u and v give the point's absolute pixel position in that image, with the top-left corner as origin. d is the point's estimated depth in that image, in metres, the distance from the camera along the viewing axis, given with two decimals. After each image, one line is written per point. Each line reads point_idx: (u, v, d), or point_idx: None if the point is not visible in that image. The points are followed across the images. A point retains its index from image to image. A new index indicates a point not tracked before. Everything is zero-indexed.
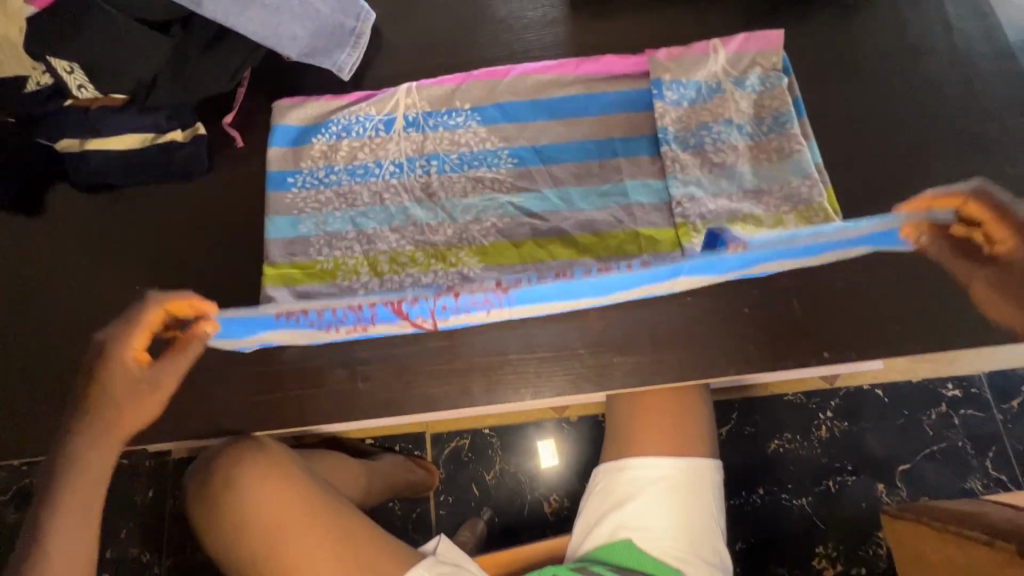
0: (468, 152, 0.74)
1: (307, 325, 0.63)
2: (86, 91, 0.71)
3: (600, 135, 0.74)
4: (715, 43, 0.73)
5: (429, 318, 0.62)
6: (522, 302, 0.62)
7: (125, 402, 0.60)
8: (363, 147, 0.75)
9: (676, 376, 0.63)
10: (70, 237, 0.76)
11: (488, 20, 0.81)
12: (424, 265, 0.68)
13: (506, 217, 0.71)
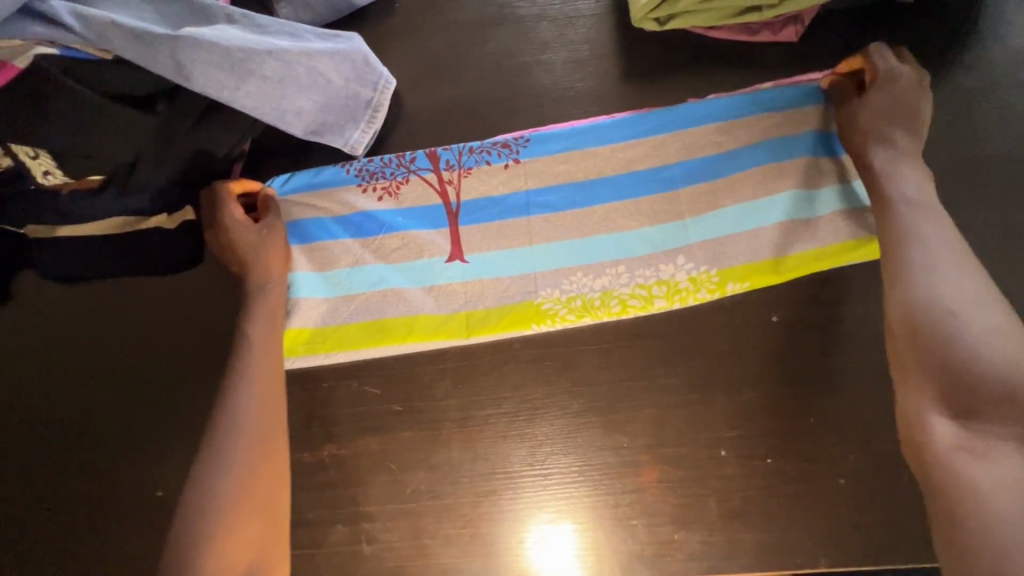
0: (490, 199, 0.65)
1: (338, 177, 0.67)
2: (53, 177, 0.61)
3: (648, 223, 0.62)
4: (763, 82, 0.66)
5: (459, 166, 0.66)
6: (542, 156, 0.65)
7: (258, 245, 0.61)
8: (367, 191, 0.67)
9: (751, 562, 0.51)
10: (39, 336, 0.66)
11: (525, 91, 0.69)
12: (438, 339, 0.60)
13: (537, 301, 0.61)
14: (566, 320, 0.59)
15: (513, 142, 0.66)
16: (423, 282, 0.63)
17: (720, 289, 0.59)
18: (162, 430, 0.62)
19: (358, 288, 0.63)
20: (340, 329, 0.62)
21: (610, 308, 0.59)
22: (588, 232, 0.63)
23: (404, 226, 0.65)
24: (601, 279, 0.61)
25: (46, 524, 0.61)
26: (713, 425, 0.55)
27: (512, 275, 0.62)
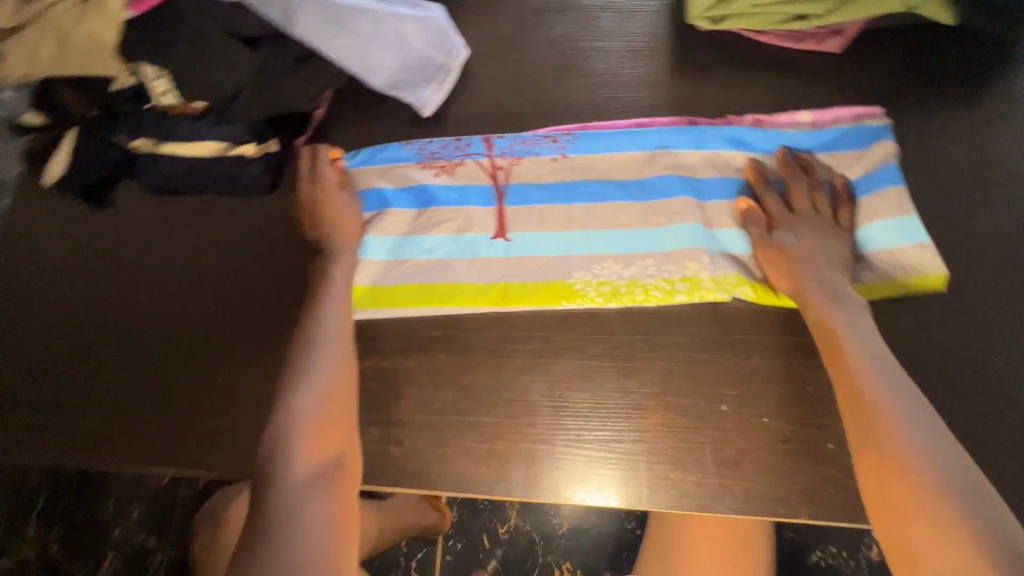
0: (534, 185, 0.71)
1: (399, 155, 0.74)
2: (166, 100, 0.72)
3: (675, 221, 0.67)
4: (799, 112, 0.70)
5: (511, 156, 0.73)
6: (585, 154, 0.72)
7: (340, 213, 0.69)
8: (424, 168, 0.73)
9: (739, 506, 0.56)
10: (138, 237, 0.77)
11: (583, 73, 0.76)
12: (477, 304, 0.65)
13: (571, 279, 0.65)
14: (594, 302, 0.64)
15: (563, 138, 0.73)
16: (467, 254, 0.68)
17: (736, 291, 0.63)
18: (233, 328, 0.72)
19: (409, 255, 0.69)
20: (391, 288, 0.68)
21: (635, 295, 0.64)
22: (619, 224, 0.67)
23: (455, 202, 0.71)
24: (630, 268, 0.65)
25: (127, 396, 0.71)
26: (718, 383, 0.60)
27: (549, 254, 0.67)
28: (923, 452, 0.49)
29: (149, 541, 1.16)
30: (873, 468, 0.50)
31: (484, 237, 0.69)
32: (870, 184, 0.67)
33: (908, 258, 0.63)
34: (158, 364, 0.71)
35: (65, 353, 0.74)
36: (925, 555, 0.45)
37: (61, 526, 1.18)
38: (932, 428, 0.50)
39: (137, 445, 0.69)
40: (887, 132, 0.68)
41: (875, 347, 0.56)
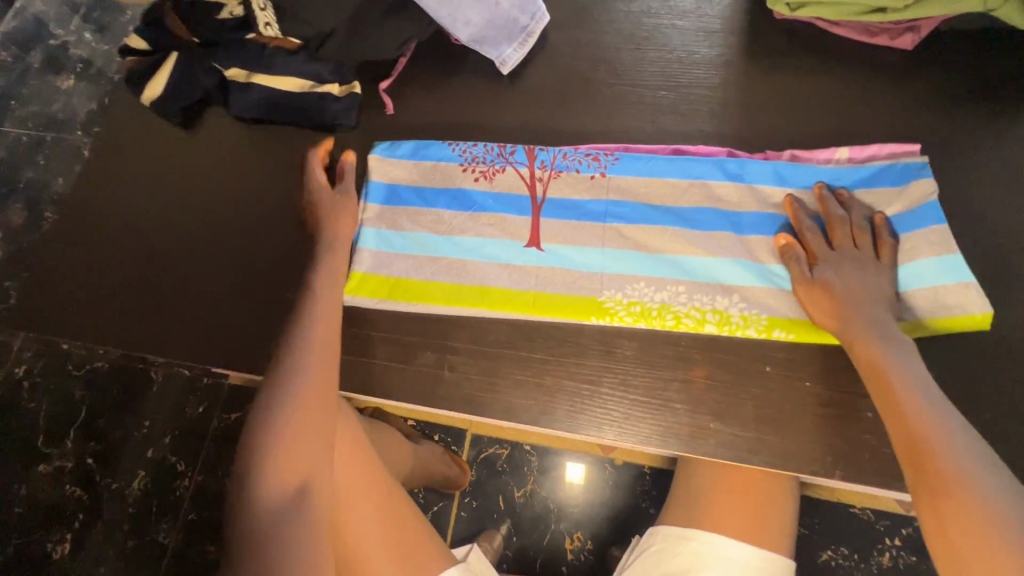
0: (572, 199, 0.71)
1: (440, 156, 0.75)
2: (269, 30, 0.75)
3: (713, 254, 0.66)
4: (839, 150, 0.68)
5: (549, 168, 0.72)
6: (622, 174, 0.70)
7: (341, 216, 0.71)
8: (465, 172, 0.74)
9: (774, 461, 0.58)
10: (222, 161, 0.82)
11: (658, 49, 0.79)
12: (514, 306, 0.67)
13: (602, 295, 0.66)
14: (624, 321, 0.64)
15: (602, 158, 0.71)
16: (499, 258, 0.69)
17: (767, 332, 0.62)
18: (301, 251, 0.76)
19: (447, 253, 0.70)
20: (423, 283, 0.69)
21: (665, 320, 0.64)
22: (652, 248, 0.67)
23: (493, 209, 0.72)
24: (662, 292, 0.65)
25: (199, 304, 0.76)
26: (764, 346, 0.62)
27: (581, 269, 0.67)
28: (978, 471, 0.46)
29: (180, 464, 1.22)
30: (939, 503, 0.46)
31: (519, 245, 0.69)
32: (912, 222, 0.63)
33: (952, 296, 0.59)
34: (229, 278, 0.76)
35: (146, 260, 0.79)
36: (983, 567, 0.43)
37: (98, 441, 1.25)
38: (1007, 482, 0.46)
39: (205, 349, 0.74)
40: (926, 169, 0.65)
41: (929, 388, 0.52)
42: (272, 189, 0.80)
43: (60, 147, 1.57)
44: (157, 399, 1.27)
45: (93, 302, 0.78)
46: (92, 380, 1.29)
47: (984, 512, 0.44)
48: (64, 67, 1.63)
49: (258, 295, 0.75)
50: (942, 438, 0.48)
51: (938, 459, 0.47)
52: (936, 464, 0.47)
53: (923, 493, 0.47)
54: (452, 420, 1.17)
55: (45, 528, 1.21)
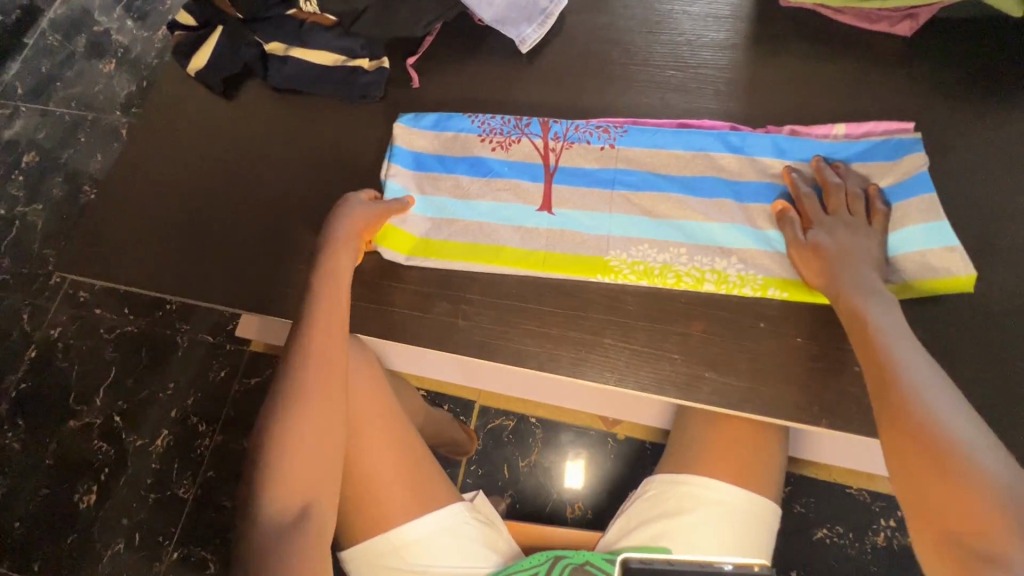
0: (583, 167, 0.75)
1: (460, 127, 0.80)
2: (309, 6, 0.83)
3: (713, 218, 0.70)
4: (836, 126, 0.72)
5: (562, 138, 0.77)
6: (631, 145, 0.75)
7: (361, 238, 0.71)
8: (483, 141, 0.78)
9: (764, 407, 0.62)
10: (259, 128, 0.89)
11: (669, 33, 0.84)
12: (524, 263, 0.71)
13: (608, 254, 0.70)
14: (627, 279, 0.69)
15: (612, 130, 0.76)
16: (512, 221, 0.74)
17: (762, 291, 0.66)
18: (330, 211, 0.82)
19: (465, 216, 0.75)
20: (443, 240, 0.74)
21: (666, 278, 0.68)
22: (657, 213, 0.71)
23: (508, 175, 0.76)
24: (664, 253, 0.69)
25: (234, 256, 0.82)
26: (759, 304, 0.66)
27: (588, 231, 0.72)
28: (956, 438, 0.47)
29: (200, 424, 1.28)
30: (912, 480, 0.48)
31: (531, 208, 0.74)
32: (904, 192, 0.67)
33: (938, 260, 0.63)
34: (262, 234, 0.82)
35: (186, 216, 0.85)
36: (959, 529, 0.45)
37: (125, 400, 1.32)
38: (969, 418, 0.49)
39: (239, 297, 0.80)
40: (918, 144, 0.69)
41: (904, 338, 0.55)
42: (304, 154, 0.86)
43: (99, 126, 1.65)
44: (182, 364, 1.33)
45: (137, 253, 0.85)
46: (121, 343, 1.36)
47: (943, 436, 0.47)
48: (106, 52, 1.73)
49: (289, 249, 0.81)
50: (920, 400, 0.50)
51: (904, 391, 0.51)
52: (903, 395, 0.50)
53: (885, 422, 0.51)
54: (461, 391, 1.21)
55: (72, 480, 1.27)
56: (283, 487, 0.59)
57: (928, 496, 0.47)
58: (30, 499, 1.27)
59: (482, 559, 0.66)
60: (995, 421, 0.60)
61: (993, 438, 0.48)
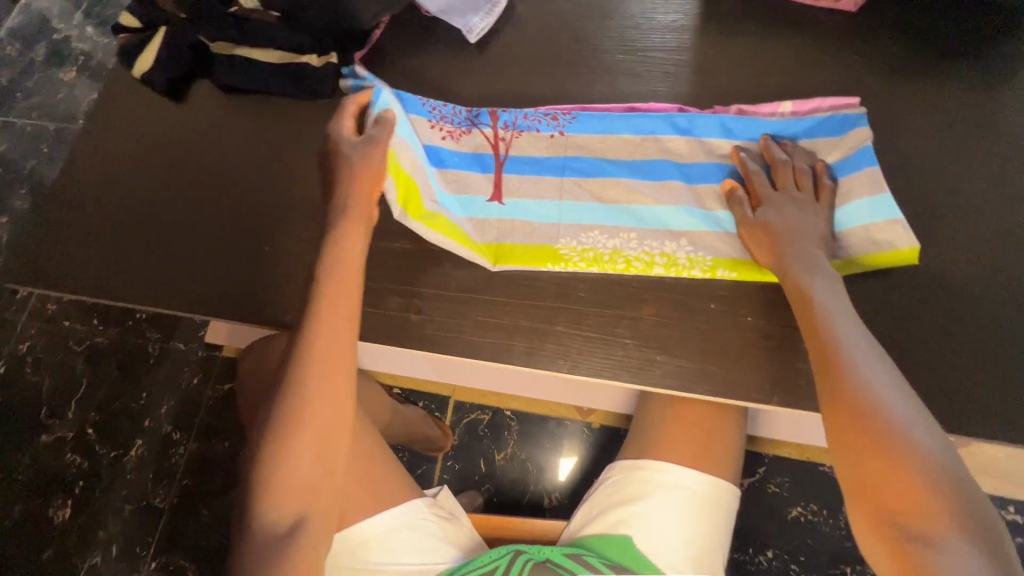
0: (534, 155, 0.75)
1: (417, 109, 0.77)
2: (248, 2, 0.81)
3: (663, 201, 0.70)
4: (782, 103, 0.72)
5: (512, 127, 0.76)
6: (579, 132, 0.75)
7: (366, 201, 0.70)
8: (437, 129, 0.76)
9: (716, 388, 0.62)
10: (208, 129, 0.87)
11: (618, 17, 0.83)
12: (477, 253, 0.71)
13: (559, 243, 0.70)
14: (577, 266, 0.68)
15: (561, 116, 0.76)
16: (469, 211, 0.73)
17: (711, 272, 0.66)
18: (282, 210, 0.81)
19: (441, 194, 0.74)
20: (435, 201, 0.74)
21: (616, 263, 0.68)
22: (607, 198, 0.71)
23: (458, 167, 0.75)
24: (614, 239, 0.69)
25: (186, 260, 0.81)
26: (710, 285, 0.66)
27: (539, 220, 0.71)
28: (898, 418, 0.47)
29: (175, 433, 1.27)
30: (854, 455, 0.48)
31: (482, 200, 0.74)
32: (848, 167, 0.68)
33: (883, 233, 0.64)
34: (214, 236, 0.81)
35: (136, 221, 0.84)
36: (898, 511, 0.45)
37: (97, 411, 1.30)
38: (907, 396, 0.49)
39: (192, 301, 0.78)
40: (863, 120, 0.69)
41: (848, 316, 0.56)
42: (255, 153, 0.85)
43: (62, 137, 1.63)
44: (153, 373, 1.32)
45: (88, 261, 0.83)
46: (91, 355, 1.34)
47: (883, 415, 0.47)
48: (66, 60, 1.69)
49: (241, 251, 0.79)
50: (868, 380, 0.50)
51: (847, 369, 0.51)
52: (845, 374, 0.50)
53: (829, 401, 0.51)
54: (436, 387, 1.21)
55: (46, 494, 1.26)
56: (281, 485, 0.57)
57: (869, 477, 0.47)
58: (4, 515, 1.25)
59: (444, 554, 0.66)
60: (942, 390, 0.61)
61: (929, 416, 0.48)
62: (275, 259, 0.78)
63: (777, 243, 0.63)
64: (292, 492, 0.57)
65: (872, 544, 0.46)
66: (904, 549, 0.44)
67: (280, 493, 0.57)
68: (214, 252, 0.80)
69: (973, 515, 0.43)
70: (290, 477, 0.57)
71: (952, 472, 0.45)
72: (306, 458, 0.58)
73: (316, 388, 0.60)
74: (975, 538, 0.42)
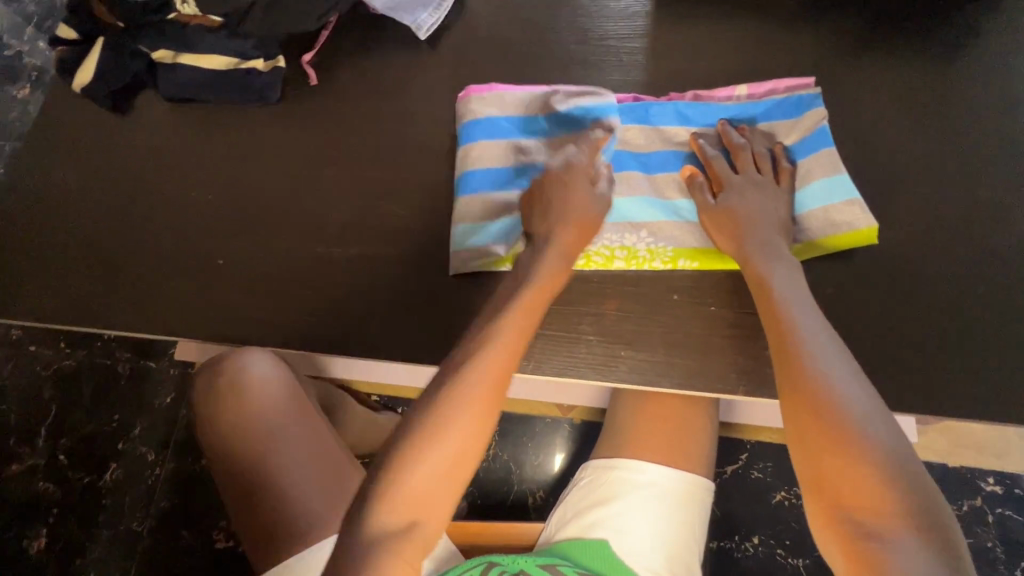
0: (491, 151, 0.73)
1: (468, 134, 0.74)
2: (187, 8, 0.79)
3: (622, 192, 0.68)
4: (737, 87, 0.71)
5: (467, 124, 0.75)
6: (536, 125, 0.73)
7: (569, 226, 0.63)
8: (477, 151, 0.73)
9: (682, 380, 0.61)
10: (154, 141, 0.84)
11: (570, 6, 0.81)
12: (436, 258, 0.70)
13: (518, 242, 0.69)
14: None
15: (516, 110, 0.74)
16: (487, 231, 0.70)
17: (672, 262, 0.65)
18: (234, 221, 0.78)
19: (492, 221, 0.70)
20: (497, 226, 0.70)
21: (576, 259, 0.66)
22: None
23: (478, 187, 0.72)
24: None
25: (137, 277, 0.78)
26: (672, 276, 0.65)
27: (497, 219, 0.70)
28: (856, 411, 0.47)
29: (150, 453, 1.24)
30: (814, 447, 0.48)
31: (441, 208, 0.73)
32: (806, 148, 0.67)
33: (841, 215, 0.64)
34: (164, 252, 0.78)
35: (83, 240, 0.81)
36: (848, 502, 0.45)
37: (69, 436, 1.27)
38: (866, 391, 0.49)
39: (146, 320, 0.76)
40: (817, 100, 0.68)
41: (807, 307, 0.55)
42: (204, 164, 0.82)
43: None
44: (125, 393, 1.29)
45: (34, 284, 0.80)
46: (58, 379, 1.31)
47: (839, 411, 0.47)
48: (18, 78, 1.64)
49: (193, 266, 0.77)
50: (829, 373, 0.50)
51: (806, 362, 0.51)
52: (804, 368, 0.50)
53: (788, 395, 0.50)
54: None
55: (19, 524, 1.22)
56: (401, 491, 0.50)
57: (826, 473, 0.46)
58: None
59: None
60: (907, 369, 0.60)
61: (886, 411, 0.48)
62: (229, 272, 0.76)
63: (739, 231, 0.61)
64: (407, 498, 0.49)
65: (828, 542, 0.46)
66: (858, 545, 0.43)
67: (400, 494, 0.49)
68: (165, 269, 0.77)
69: (926, 512, 0.43)
70: (415, 481, 0.50)
71: (906, 468, 0.45)
72: (441, 466, 0.50)
73: (470, 400, 0.53)
74: (928, 536, 0.42)
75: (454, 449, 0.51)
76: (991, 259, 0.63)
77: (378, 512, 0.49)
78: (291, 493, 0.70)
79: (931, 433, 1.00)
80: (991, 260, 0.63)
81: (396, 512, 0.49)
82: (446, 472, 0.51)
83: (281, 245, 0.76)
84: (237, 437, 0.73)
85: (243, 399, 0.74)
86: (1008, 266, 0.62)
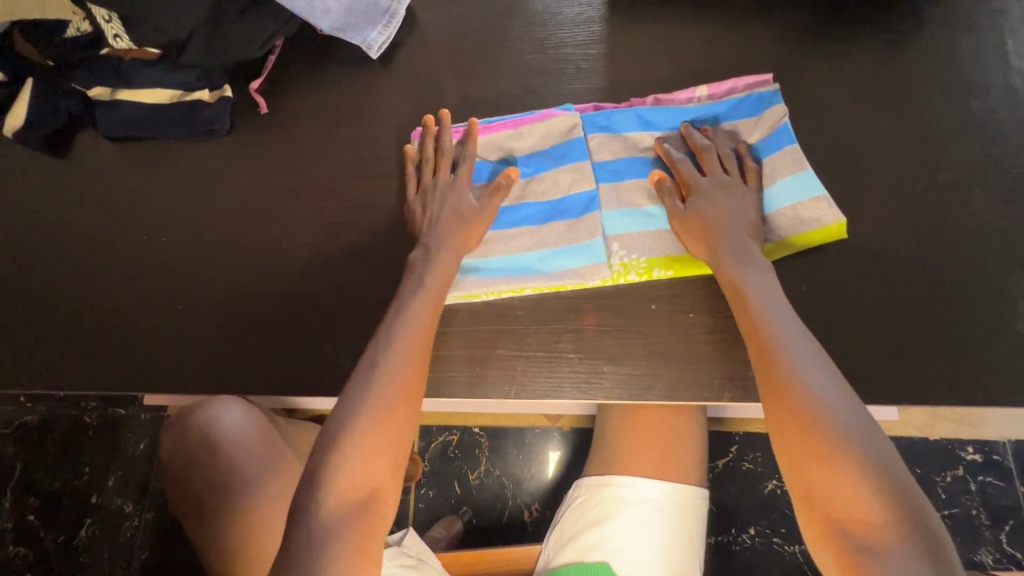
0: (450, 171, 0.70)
1: None
2: (120, 42, 0.73)
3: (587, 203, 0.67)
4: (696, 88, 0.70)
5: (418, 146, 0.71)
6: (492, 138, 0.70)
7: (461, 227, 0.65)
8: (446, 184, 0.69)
9: (668, 392, 0.61)
10: (98, 183, 0.79)
11: (524, 15, 0.79)
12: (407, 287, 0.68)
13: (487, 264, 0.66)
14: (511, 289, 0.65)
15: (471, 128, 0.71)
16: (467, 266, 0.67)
17: (648, 273, 0.64)
18: (192, 263, 0.74)
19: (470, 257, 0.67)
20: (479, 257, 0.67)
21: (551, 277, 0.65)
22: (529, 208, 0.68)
23: None
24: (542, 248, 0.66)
25: (90, 330, 0.73)
26: (649, 286, 0.64)
27: None
28: (849, 423, 0.47)
29: (127, 504, 1.19)
30: (795, 452, 0.48)
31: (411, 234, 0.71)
32: (769, 146, 0.67)
33: (809, 211, 0.64)
34: (119, 300, 0.74)
35: (29, 295, 0.76)
36: (835, 511, 0.45)
37: (37, 495, 1.20)
38: (850, 398, 0.49)
39: (103, 375, 0.71)
40: (777, 96, 0.68)
41: (785, 316, 0.55)
42: (154, 203, 0.78)
43: None
44: (94, 444, 1.23)
45: None
46: (20, 434, 1.24)
47: (825, 422, 0.47)
48: None
49: (151, 313, 0.73)
50: (810, 382, 0.49)
51: (790, 372, 0.50)
52: (787, 380, 0.50)
53: (773, 407, 0.50)
54: None
55: None
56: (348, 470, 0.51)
57: (814, 486, 0.46)
58: None
59: None
60: (885, 360, 0.61)
61: (869, 416, 0.48)
62: (190, 316, 0.72)
63: (711, 236, 0.61)
64: (358, 489, 0.50)
65: (821, 552, 0.46)
66: (853, 559, 0.43)
67: (350, 472, 0.51)
68: (120, 318, 0.73)
69: (914, 519, 0.43)
70: (364, 452, 0.51)
71: (891, 475, 0.45)
72: (383, 432, 0.53)
73: (392, 367, 0.56)
74: (916, 541, 0.42)
75: (394, 411, 0.54)
76: (954, 244, 0.64)
77: (331, 488, 0.50)
78: (245, 513, 0.69)
79: (913, 410, 1.02)
80: (955, 244, 0.64)
81: (349, 484, 0.50)
82: (384, 454, 0.52)
83: (243, 284, 0.72)
84: (186, 474, 0.72)
85: (218, 450, 0.71)
86: (969, 248, 0.64)
